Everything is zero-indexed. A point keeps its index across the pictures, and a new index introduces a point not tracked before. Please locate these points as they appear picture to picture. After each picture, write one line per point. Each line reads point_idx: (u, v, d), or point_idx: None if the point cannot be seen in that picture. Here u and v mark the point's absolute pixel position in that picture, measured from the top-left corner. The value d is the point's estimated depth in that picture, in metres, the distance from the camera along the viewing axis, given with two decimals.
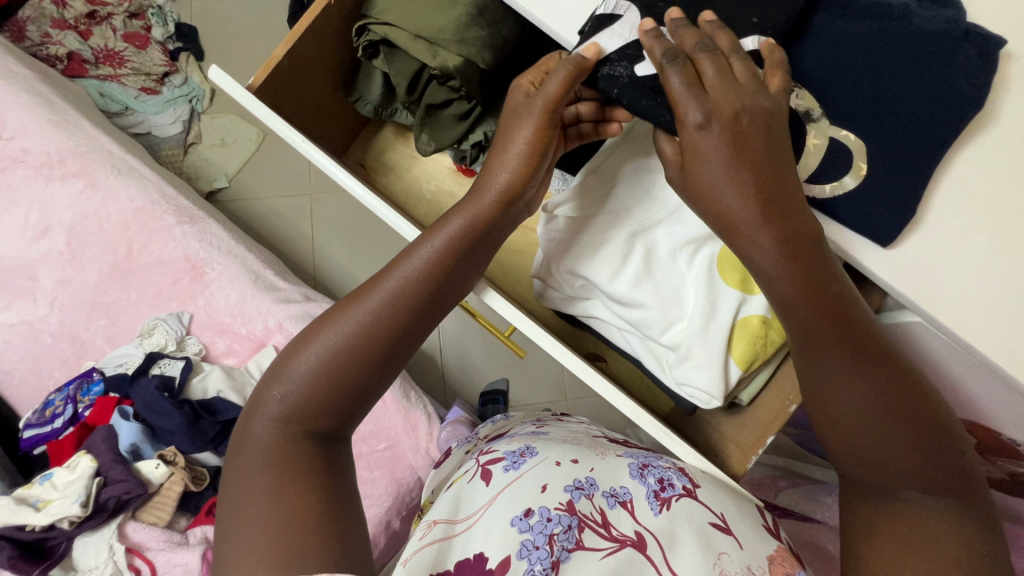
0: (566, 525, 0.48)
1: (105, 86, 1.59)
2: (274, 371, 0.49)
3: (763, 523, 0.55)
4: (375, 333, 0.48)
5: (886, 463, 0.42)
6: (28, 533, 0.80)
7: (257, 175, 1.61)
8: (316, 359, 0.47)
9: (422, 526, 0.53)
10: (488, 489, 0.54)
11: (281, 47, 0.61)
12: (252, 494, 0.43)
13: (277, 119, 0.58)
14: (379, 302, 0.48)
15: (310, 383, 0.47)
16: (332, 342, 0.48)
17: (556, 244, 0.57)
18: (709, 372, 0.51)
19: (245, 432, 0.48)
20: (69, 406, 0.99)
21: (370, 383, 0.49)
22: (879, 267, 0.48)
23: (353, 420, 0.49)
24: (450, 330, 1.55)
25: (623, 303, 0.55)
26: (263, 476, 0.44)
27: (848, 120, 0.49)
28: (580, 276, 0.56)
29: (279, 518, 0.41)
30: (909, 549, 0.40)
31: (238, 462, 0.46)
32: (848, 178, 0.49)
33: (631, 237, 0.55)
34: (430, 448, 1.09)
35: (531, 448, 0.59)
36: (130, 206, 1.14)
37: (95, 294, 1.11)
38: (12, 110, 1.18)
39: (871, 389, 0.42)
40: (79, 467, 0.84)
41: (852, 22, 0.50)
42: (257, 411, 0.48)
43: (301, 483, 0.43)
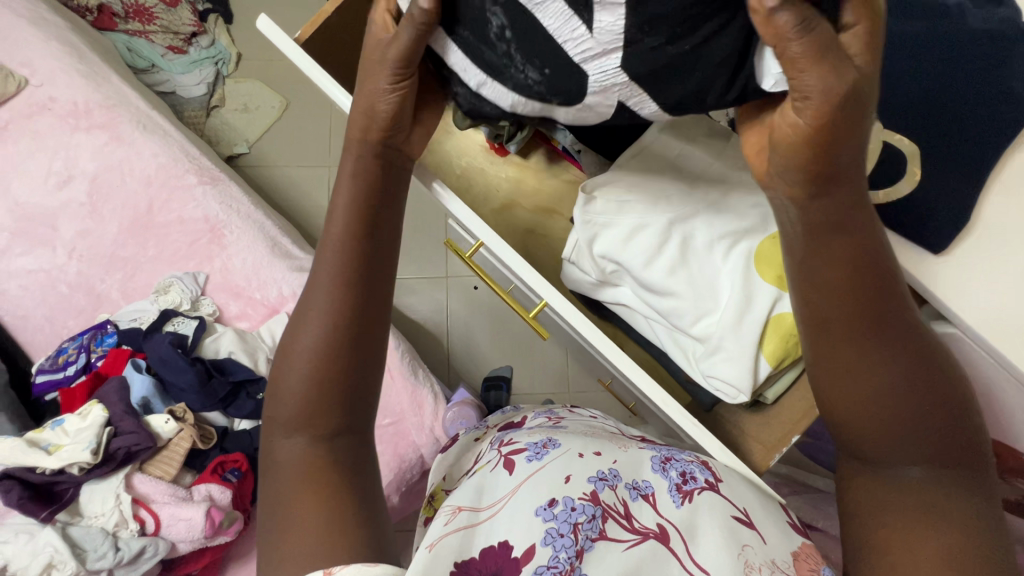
0: (590, 514, 0.48)
1: (133, 42, 1.59)
2: (272, 393, 0.49)
3: (789, 521, 0.56)
4: (340, 303, 0.47)
5: (887, 447, 0.42)
6: (38, 476, 0.81)
7: (278, 143, 1.61)
8: (307, 361, 0.47)
9: (445, 512, 0.52)
10: (512, 478, 0.55)
11: (330, 4, 0.62)
12: (279, 519, 0.44)
13: (320, 73, 0.59)
14: (338, 274, 0.48)
15: (308, 381, 0.47)
16: (314, 335, 0.47)
17: (590, 227, 0.57)
18: (738, 366, 0.52)
19: (269, 453, 0.48)
20: (82, 355, 1.00)
21: (354, 347, 0.48)
22: (918, 270, 0.49)
23: (366, 399, 0.49)
24: (459, 313, 1.56)
25: (656, 291, 0.55)
26: (284, 498, 0.44)
27: (906, 127, 0.50)
28: (611, 260, 0.57)
29: (314, 508, 0.43)
30: (915, 532, 0.39)
31: (270, 482, 0.47)
32: (903, 184, 0.50)
33: (668, 225, 0.55)
34: (435, 427, 1.09)
35: (553, 440, 0.59)
36: (153, 162, 1.14)
37: (113, 248, 1.11)
38: (42, 58, 1.18)
39: (872, 373, 0.41)
40: (92, 415, 0.85)
41: (916, 22, 0.50)
42: (274, 431, 0.48)
43: (322, 482, 0.44)
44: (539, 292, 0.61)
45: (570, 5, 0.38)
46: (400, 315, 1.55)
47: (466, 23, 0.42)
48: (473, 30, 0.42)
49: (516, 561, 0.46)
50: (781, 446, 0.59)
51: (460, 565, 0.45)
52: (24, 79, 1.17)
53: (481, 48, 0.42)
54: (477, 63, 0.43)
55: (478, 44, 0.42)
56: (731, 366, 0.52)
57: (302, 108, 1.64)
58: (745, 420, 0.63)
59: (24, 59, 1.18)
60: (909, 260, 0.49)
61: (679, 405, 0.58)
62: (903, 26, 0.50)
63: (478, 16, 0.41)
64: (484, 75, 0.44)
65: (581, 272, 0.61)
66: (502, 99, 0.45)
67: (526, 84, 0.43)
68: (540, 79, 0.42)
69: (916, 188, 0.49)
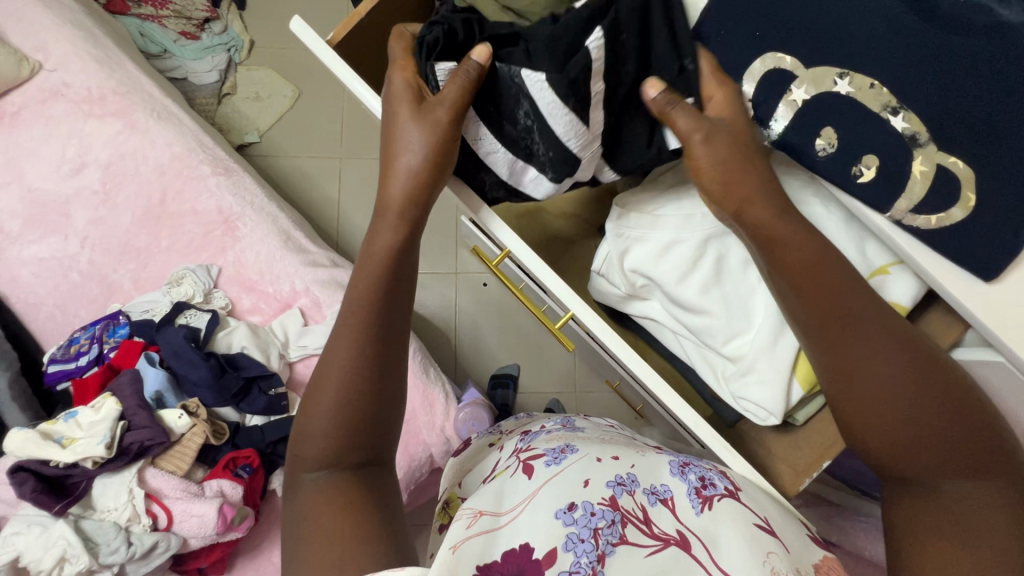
0: (609, 519, 0.47)
1: (145, 26, 1.56)
2: (299, 429, 0.50)
3: (810, 535, 0.54)
4: (362, 333, 0.50)
5: (916, 459, 0.43)
6: (52, 469, 0.80)
7: (290, 133, 1.59)
8: (334, 388, 0.49)
9: (463, 516, 0.49)
10: (531, 481, 0.54)
11: (365, 5, 0.65)
12: (295, 547, 0.44)
13: (359, 82, 0.61)
14: (364, 307, 0.51)
15: (335, 406, 0.49)
16: (342, 361, 0.49)
17: (620, 241, 0.61)
18: (770, 391, 0.55)
19: (295, 488, 0.49)
20: (94, 346, 0.99)
21: (378, 365, 0.50)
22: (970, 299, 0.43)
23: (386, 422, 0.51)
24: (468, 310, 1.55)
25: (688, 307, 0.59)
26: (299, 530, 0.45)
27: (963, 146, 0.41)
28: (642, 274, 0.61)
29: (336, 526, 0.43)
30: (952, 542, 0.39)
31: (292, 514, 0.47)
32: (956, 210, 0.42)
33: (704, 240, 0.57)
34: (445, 427, 1.08)
35: (571, 445, 0.59)
36: (167, 152, 1.13)
37: (126, 237, 1.10)
38: (56, 42, 1.16)
39: (882, 381, 0.44)
40: (105, 408, 0.84)
41: (982, 18, 0.41)
42: (299, 466, 0.49)
43: (339, 506, 0.45)
44: (565, 303, 0.60)
45: (576, 112, 0.50)
46: None
47: (490, 105, 0.54)
48: (499, 110, 0.53)
49: (538, 564, 0.44)
50: (812, 471, 0.58)
51: (483, 568, 0.43)
52: (38, 64, 1.15)
53: (502, 125, 0.54)
54: (493, 137, 0.55)
55: (501, 122, 0.54)
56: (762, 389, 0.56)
57: (314, 98, 1.61)
58: (769, 439, 0.63)
59: (38, 43, 1.16)
60: (962, 291, 0.43)
61: (714, 430, 0.57)
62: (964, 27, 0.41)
63: (504, 102, 0.53)
64: (501, 146, 0.55)
65: (610, 287, 0.67)
66: (507, 164, 0.56)
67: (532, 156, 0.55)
68: (545, 156, 0.54)
69: (971, 215, 0.42)
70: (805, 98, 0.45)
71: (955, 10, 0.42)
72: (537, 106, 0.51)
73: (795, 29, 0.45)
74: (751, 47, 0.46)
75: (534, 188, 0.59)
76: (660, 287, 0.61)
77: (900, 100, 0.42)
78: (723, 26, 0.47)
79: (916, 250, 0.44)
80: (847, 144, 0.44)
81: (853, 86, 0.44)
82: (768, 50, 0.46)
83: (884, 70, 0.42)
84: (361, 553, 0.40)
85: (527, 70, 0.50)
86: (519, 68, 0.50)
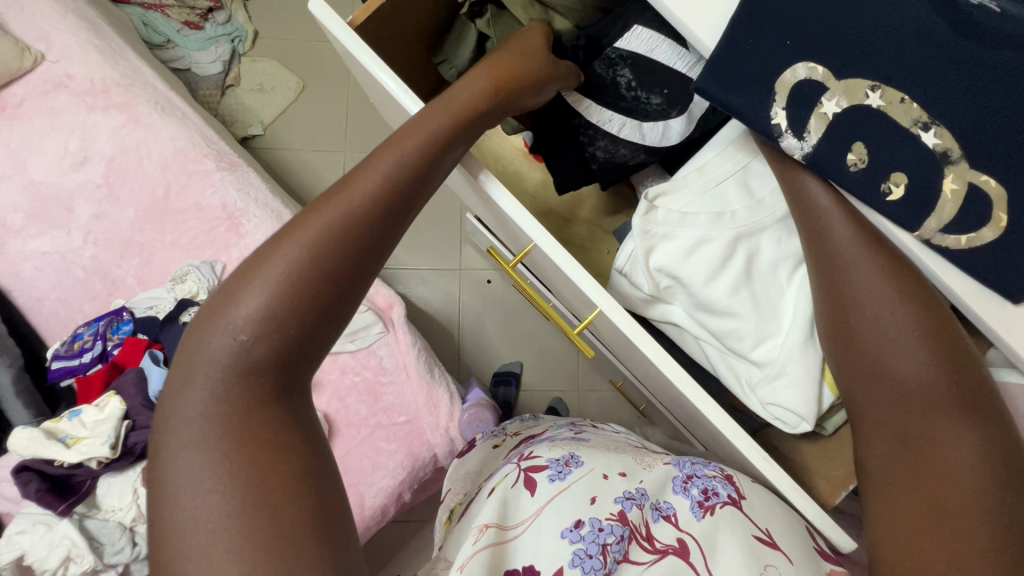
0: (618, 535, 0.46)
1: (148, 16, 1.53)
2: (205, 322, 0.42)
3: (815, 547, 0.51)
4: (332, 246, 0.44)
5: (915, 421, 0.41)
6: (57, 468, 0.80)
7: (295, 126, 1.57)
8: (268, 288, 0.41)
9: (472, 532, 0.48)
10: (535, 499, 0.51)
11: None
12: (187, 462, 0.37)
13: (381, 68, 0.62)
14: (337, 223, 0.44)
15: (268, 311, 0.41)
16: (291, 259, 0.43)
17: (647, 238, 0.61)
18: (803, 394, 0.55)
19: (177, 391, 0.40)
20: (98, 343, 0.98)
21: (341, 291, 0.44)
22: (993, 319, 0.41)
23: (312, 356, 0.44)
24: (472, 307, 1.53)
25: (717, 308, 0.59)
26: (194, 446, 0.37)
27: (999, 163, 0.40)
28: (668, 274, 0.61)
29: (245, 478, 0.36)
30: (944, 524, 0.37)
31: (168, 423, 0.39)
32: (987, 230, 0.40)
33: (730, 241, 0.59)
34: (449, 427, 1.07)
35: (576, 457, 0.55)
36: (170, 146, 1.11)
37: (129, 232, 1.09)
38: (58, 33, 1.14)
39: (902, 332, 0.43)
40: (109, 407, 0.84)
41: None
42: (190, 365, 0.41)
43: (258, 435, 0.38)
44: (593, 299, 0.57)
45: (673, 44, 0.67)
46: (412, 307, 1.53)
47: (602, 95, 0.73)
48: (608, 92, 0.72)
49: None
50: (849, 483, 0.58)
51: None
52: (41, 54, 1.13)
53: (617, 102, 0.73)
54: (616, 114, 0.73)
55: (614, 101, 0.73)
56: (792, 394, 0.55)
57: (319, 91, 1.60)
58: (808, 453, 0.63)
59: (40, 33, 1.14)
60: (988, 316, 0.41)
61: (752, 441, 0.55)
62: (1005, 39, 0.40)
63: (611, 85, 0.72)
64: (620, 116, 0.72)
65: (632, 290, 0.66)
66: (636, 129, 0.72)
67: (653, 110, 0.71)
68: (661, 98, 0.70)
69: (1002, 236, 0.40)
70: (836, 112, 0.43)
71: (992, 20, 0.40)
72: (641, 64, 0.69)
73: (826, 39, 0.43)
74: (782, 57, 0.43)
75: (667, 140, 0.73)
76: (686, 287, 0.61)
77: (930, 115, 0.41)
78: (751, 29, 0.44)
79: (944, 270, 0.42)
80: (881, 158, 0.42)
81: (884, 100, 0.42)
82: (799, 60, 0.43)
83: (915, 84, 0.41)
84: (285, 515, 0.35)
85: (619, 45, 0.68)
86: (612, 49, 0.69)
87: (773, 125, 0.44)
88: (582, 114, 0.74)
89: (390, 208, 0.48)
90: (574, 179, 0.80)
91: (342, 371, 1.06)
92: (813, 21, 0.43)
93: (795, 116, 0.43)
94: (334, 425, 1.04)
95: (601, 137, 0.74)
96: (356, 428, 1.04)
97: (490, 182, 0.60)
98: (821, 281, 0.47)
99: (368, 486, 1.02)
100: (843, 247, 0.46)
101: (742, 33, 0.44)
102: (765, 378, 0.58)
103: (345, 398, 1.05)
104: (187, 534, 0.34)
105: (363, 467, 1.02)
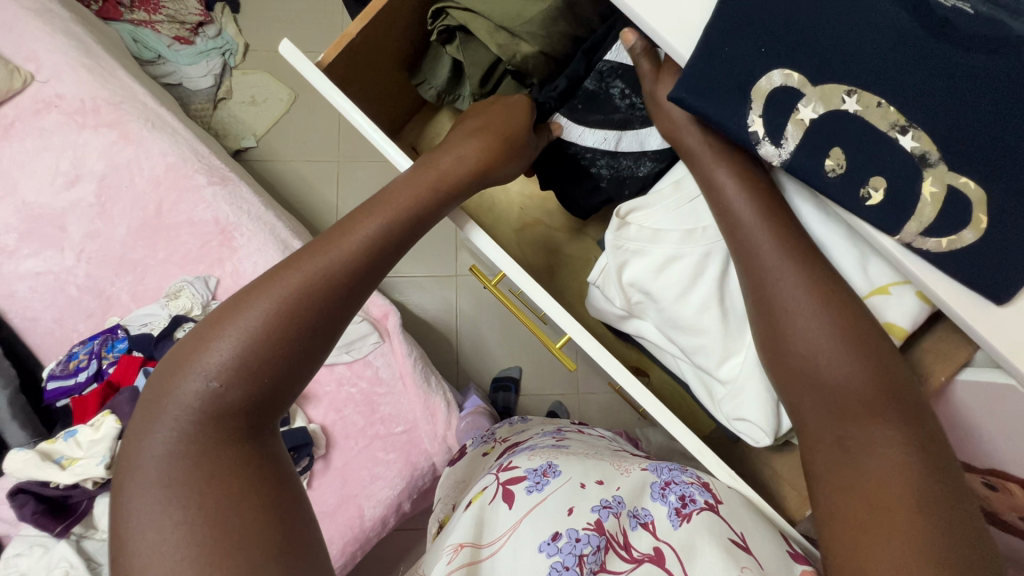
0: (595, 545, 0.46)
1: (138, 32, 1.52)
2: (182, 361, 0.44)
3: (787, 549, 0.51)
4: (313, 290, 0.46)
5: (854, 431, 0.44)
6: (51, 490, 0.79)
7: (287, 138, 1.58)
8: (245, 331, 0.43)
9: (447, 550, 0.48)
10: (513, 511, 0.51)
11: (354, 25, 0.68)
12: (154, 497, 0.38)
13: (353, 109, 0.63)
14: (317, 272, 0.47)
15: (243, 353, 0.43)
16: (266, 306, 0.44)
17: (620, 253, 0.63)
18: (759, 410, 0.56)
19: (148, 424, 0.41)
20: (93, 362, 0.99)
21: (320, 335, 0.46)
22: (976, 321, 0.41)
23: (288, 393, 0.45)
24: (469, 313, 1.53)
25: (687, 322, 0.61)
26: (162, 482, 0.38)
27: (976, 165, 0.40)
28: (639, 288, 0.63)
29: (213, 507, 0.38)
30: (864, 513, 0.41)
31: (136, 453, 0.40)
32: (966, 233, 0.40)
33: (702, 257, 0.61)
34: (447, 436, 1.07)
35: (554, 466, 0.55)
36: (162, 162, 1.11)
37: (122, 250, 1.09)
38: (47, 53, 1.14)
39: (835, 365, 0.46)
40: (103, 427, 0.82)
41: (991, 36, 0.40)
42: (164, 400, 0.42)
43: (228, 473, 0.40)
44: (562, 327, 0.59)
45: None
46: (409, 314, 1.53)
47: (596, 112, 0.73)
48: (602, 110, 0.73)
49: None
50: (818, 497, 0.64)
51: None
52: (30, 75, 1.13)
53: (611, 116, 0.72)
54: (611, 129, 0.73)
55: (608, 117, 0.73)
56: (752, 410, 0.57)
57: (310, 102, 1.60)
58: (777, 461, 0.68)
59: (29, 54, 1.14)
60: (971, 317, 0.41)
61: (727, 470, 0.56)
62: (970, 45, 0.40)
63: (604, 100, 0.72)
64: (614, 130, 0.72)
65: (609, 305, 0.70)
66: (634, 139, 0.72)
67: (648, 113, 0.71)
68: None
69: (982, 239, 0.40)
70: (813, 117, 0.43)
71: (968, 23, 0.41)
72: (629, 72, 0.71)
73: (801, 46, 0.43)
74: (758, 63, 0.44)
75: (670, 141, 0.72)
76: (657, 302, 0.63)
77: (907, 118, 0.41)
78: (728, 37, 0.44)
79: (927, 274, 0.42)
80: (857, 166, 0.42)
81: (861, 104, 0.42)
82: (776, 67, 0.43)
83: (892, 89, 0.41)
84: (255, 547, 0.37)
85: (610, 57, 0.71)
86: (603, 63, 0.72)
87: (750, 133, 0.44)
88: (576, 139, 0.74)
89: (374, 261, 0.50)
90: (575, 208, 0.82)
91: (338, 382, 1.06)
92: (784, 27, 0.43)
93: (772, 123, 0.43)
94: (332, 437, 1.04)
95: (601, 156, 0.74)
96: (354, 440, 1.04)
97: (474, 231, 0.62)
98: (754, 304, 0.52)
99: (368, 497, 1.02)
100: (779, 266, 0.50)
101: (718, 42, 0.44)
102: (728, 394, 0.59)
103: (342, 410, 1.05)
104: (153, 557, 0.36)
105: (362, 479, 1.02)
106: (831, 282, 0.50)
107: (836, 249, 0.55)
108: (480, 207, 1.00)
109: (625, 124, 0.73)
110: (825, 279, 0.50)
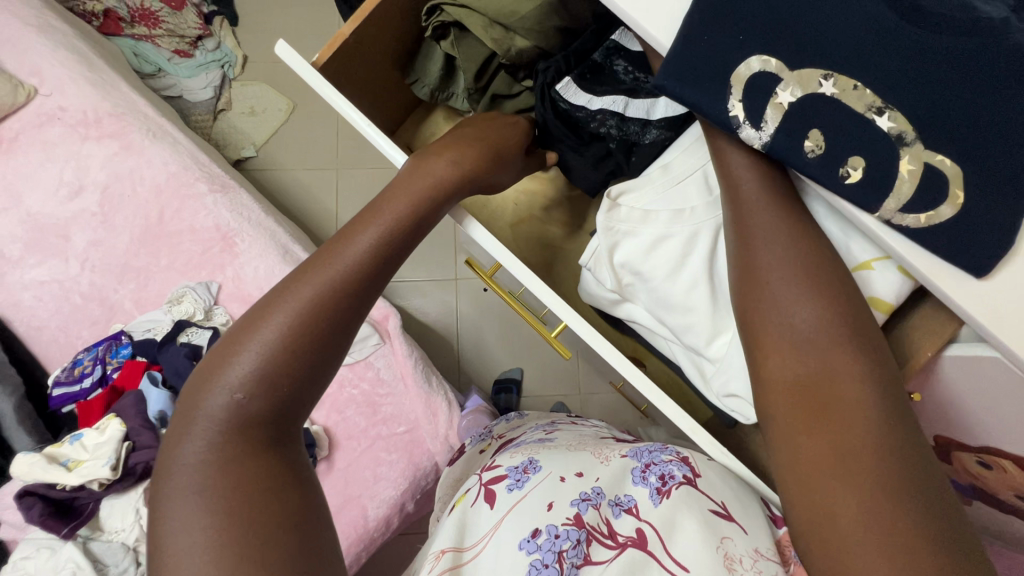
0: (574, 540, 0.46)
1: (139, 47, 1.55)
2: (207, 376, 0.45)
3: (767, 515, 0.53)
4: (330, 302, 0.47)
5: (829, 396, 0.43)
6: (59, 492, 0.81)
7: (287, 146, 1.60)
8: (268, 344, 0.45)
9: (429, 560, 0.50)
10: (493, 512, 0.52)
11: (347, 26, 0.70)
12: (187, 503, 0.39)
13: (347, 105, 0.65)
14: (332, 284, 0.48)
15: (266, 364, 0.44)
16: (285, 318, 0.46)
17: (611, 234, 0.65)
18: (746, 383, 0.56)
19: (179, 439, 0.43)
20: (97, 367, 1.00)
21: (335, 342, 0.48)
22: (959, 296, 0.42)
23: (308, 400, 0.47)
24: (469, 315, 1.54)
25: (677, 301, 0.62)
26: (195, 489, 0.39)
27: (950, 142, 0.41)
28: (630, 269, 0.65)
29: (243, 509, 0.39)
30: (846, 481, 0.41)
31: (170, 465, 0.41)
32: (944, 208, 0.41)
33: (690, 237, 0.62)
34: (449, 435, 1.08)
35: (534, 462, 0.57)
36: (164, 171, 1.13)
37: (125, 258, 1.11)
38: (50, 66, 1.17)
39: (809, 328, 0.45)
40: (109, 429, 0.85)
41: (956, 24, 0.42)
42: (193, 415, 0.43)
43: (255, 477, 0.41)
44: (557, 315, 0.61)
45: None
46: (409, 318, 1.54)
47: (603, 82, 0.74)
48: (609, 78, 0.75)
49: None
50: None
51: None
52: (34, 88, 1.15)
53: (619, 84, 0.74)
54: (619, 94, 0.74)
55: (615, 85, 0.74)
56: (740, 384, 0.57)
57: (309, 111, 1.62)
58: None
59: (32, 68, 1.16)
60: (954, 289, 0.42)
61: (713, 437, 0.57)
62: (938, 31, 0.42)
63: (610, 74, 0.75)
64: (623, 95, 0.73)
65: (601, 290, 0.71)
66: (643, 104, 0.73)
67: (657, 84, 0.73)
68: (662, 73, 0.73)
69: (960, 212, 0.41)
70: (791, 101, 0.44)
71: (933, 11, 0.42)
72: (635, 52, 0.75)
73: (779, 34, 0.44)
74: (736, 50, 0.45)
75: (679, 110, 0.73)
76: (647, 282, 0.64)
77: (884, 100, 0.42)
78: (707, 27, 0.45)
79: (909, 248, 0.43)
80: (834, 146, 0.44)
81: (837, 87, 0.43)
82: (755, 53, 0.45)
83: (867, 72, 0.43)
84: (282, 544, 0.38)
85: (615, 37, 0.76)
86: (611, 41, 0.76)
87: (731, 117, 0.45)
88: (584, 101, 0.74)
89: (381, 269, 0.52)
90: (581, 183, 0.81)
91: (339, 384, 1.07)
92: (761, 16, 0.45)
93: (752, 107, 0.45)
94: (334, 438, 1.05)
95: (609, 118, 0.74)
96: (356, 440, 1.05)
97: (470, 223, 0.64)
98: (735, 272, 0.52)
99: (371, 498, 1.02)
100: (761, 238, 0.50)
101: (698, 32, 0.45)
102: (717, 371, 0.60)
103: (344, 411, 1.06)
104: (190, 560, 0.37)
105: (365, 479, 1.03)
106: (810, 250, 0.49)
107: (827, 223, 0.56)
108: (476, 206, 1.02)
109: (632, 90, 0.74)
110: (804, 253, 0.49)
